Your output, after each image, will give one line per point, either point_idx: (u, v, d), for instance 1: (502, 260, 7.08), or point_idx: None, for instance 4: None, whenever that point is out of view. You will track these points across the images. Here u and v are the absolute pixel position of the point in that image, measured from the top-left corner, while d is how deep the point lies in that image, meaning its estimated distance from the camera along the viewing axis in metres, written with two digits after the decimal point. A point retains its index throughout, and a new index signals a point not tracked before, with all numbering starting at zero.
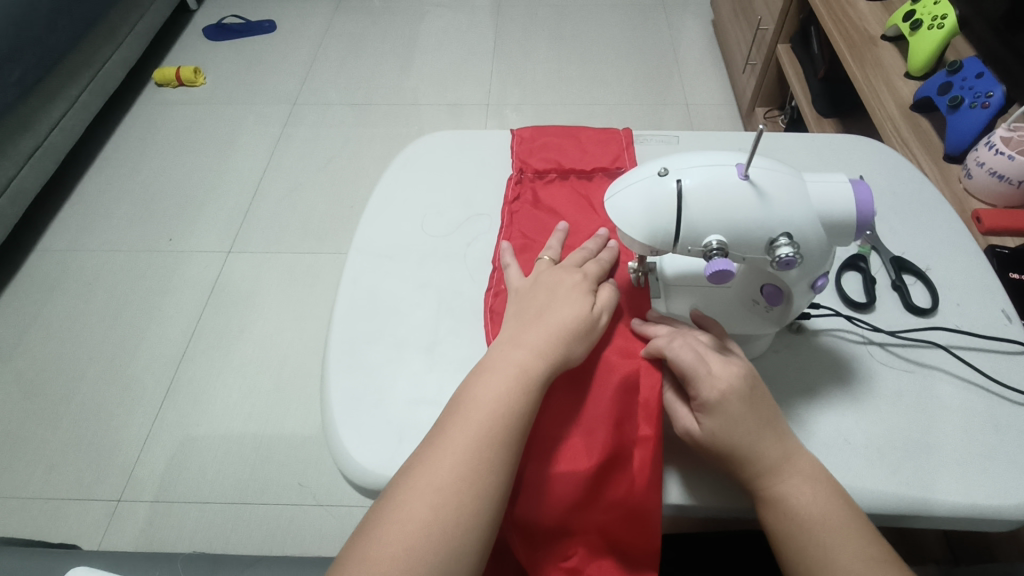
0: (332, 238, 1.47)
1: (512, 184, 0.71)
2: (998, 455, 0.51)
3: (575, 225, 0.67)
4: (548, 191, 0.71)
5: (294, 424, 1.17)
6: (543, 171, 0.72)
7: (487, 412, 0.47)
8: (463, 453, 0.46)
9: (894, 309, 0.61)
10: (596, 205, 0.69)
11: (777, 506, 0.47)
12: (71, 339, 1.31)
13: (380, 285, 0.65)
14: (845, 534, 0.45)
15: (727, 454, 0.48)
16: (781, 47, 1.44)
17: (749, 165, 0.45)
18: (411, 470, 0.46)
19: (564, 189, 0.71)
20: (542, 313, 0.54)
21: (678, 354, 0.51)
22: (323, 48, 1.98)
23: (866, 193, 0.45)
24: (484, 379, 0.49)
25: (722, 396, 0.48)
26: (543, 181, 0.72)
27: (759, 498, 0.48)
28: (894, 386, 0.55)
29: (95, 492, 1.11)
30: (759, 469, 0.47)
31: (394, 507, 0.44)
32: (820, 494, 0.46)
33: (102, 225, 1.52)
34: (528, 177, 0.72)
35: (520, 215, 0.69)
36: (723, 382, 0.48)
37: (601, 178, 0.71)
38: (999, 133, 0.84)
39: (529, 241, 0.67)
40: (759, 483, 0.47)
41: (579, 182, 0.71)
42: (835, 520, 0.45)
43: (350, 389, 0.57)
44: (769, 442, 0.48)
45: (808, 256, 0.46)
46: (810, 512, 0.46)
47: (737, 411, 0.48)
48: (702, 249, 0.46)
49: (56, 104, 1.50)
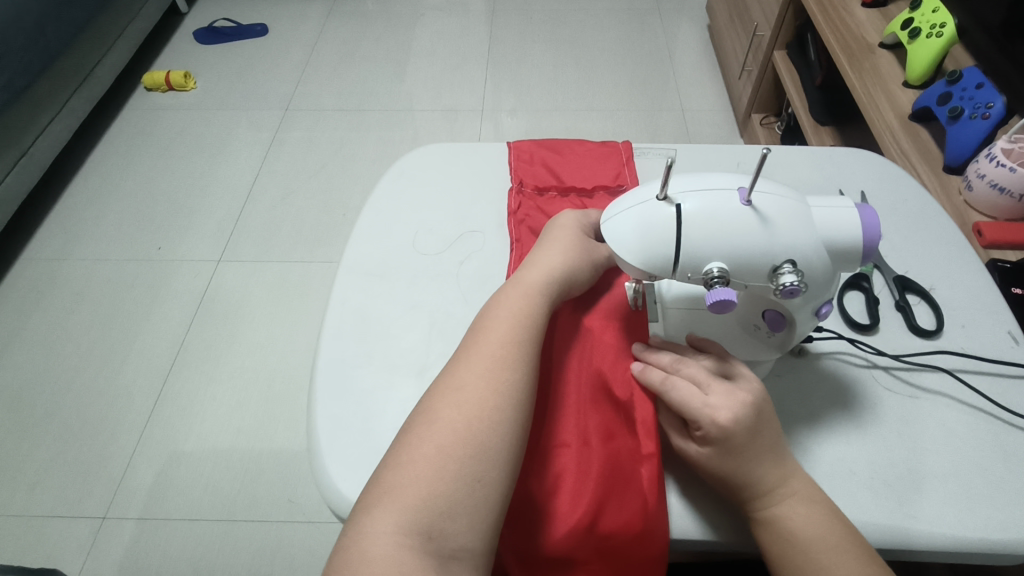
0: (324, 246, 1.45)
1: (512, 196, 0.71)
2: (1007, 486, 0.49)
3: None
4: (548, 205, 0.70)
5: (284, 439, 1.15)
6: (543, 187, 0.71)
7: (463, 420, 0.45)
8: (434, 466, 0.43)
9: (898, 330, 0.59)
10: None
11: (772, 531, 0.45)
12: (57, 350, 1.28)
13: (370, 305, 0.63)
14: (846, 557, 0.43)
15: (726, 478, 0.46)
16: (778, 54, 1.42)
17: (751, 191, 0.43)
18: (398, 457, 0.45)
19: (565, 205, 0.70)
20: (516, 282, 0.55)
21: (676, 385, 0.49)
22: (316, 53, 1.96)
23: (872, 217, 0.44)
24: (455, 389, 0.47)
25: (722, 425, 0.45)
26: (544, 197, 0.71)
27: (756, 522, 0.46)
28: (898, 413, 0.54)
29: (80, 510, 1.08)
30: (756, 493, 0.46)
31: (367, 527, 0.42)
32: (819, 516, 0.45)
33: (89, 232, 1.50)
34: (528, 192, 0.71)
35: (522, 231, 0.68)
36: (723, 411, 0.46)
37: (604, 196, 0.70)
38: (999, 145, 0.83)
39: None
40: (757, 507, 0.46)
41: (581, 199, 0.70)
42: (833, 542, 0.43)
43: (337, 416, 0.55)
44: (767, 466, 0.46)
45: (813, 283, 0.44)
46: (808, 535, 0.44)
47: (741, 438, 0.45)
48: (702, 277, 0.44)
49: (44, 110, 1.47)
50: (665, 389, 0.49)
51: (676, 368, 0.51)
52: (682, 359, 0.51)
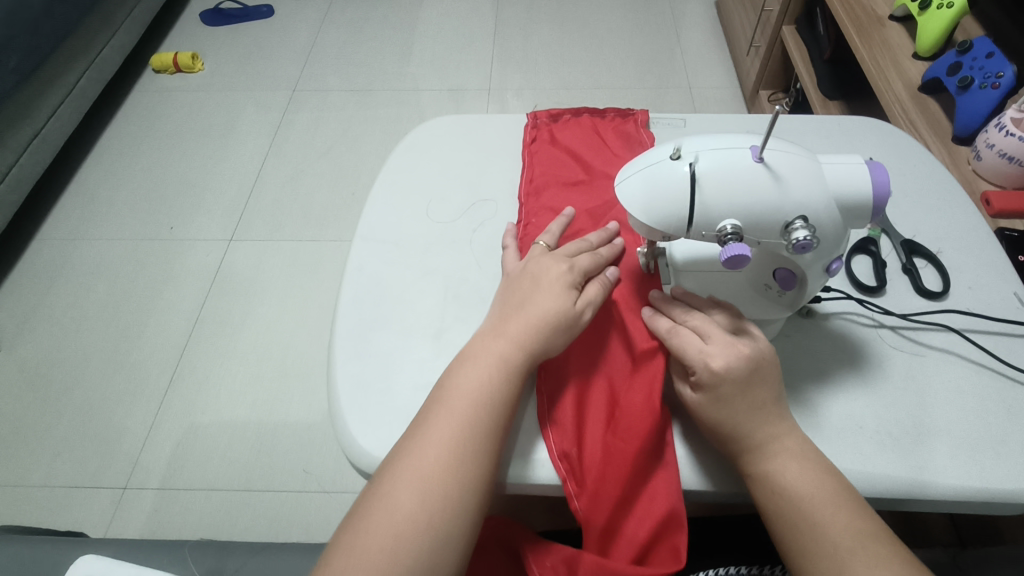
0: (334, 224, 1.46)
1: (529, 129, 0.74)
2: (1010, 440, 0.50)
3: (594, 164, 0.70)
4: (563, 132, 0.73)
5: (297, 412, 1.17)
6: (558, 114, 0.74)
7: (468, 402, 0.48)
8: (443, 444, 0.46)
9: (905, 292, 0.60)
10: (607, 141, 0.72)
11: (765, 484, 0.46)
12: (74, 327, 1.31)
13: (385, 271, 0.64)
14: (833, 507, 0.44)
15: (718, 429, 0.48)
16: (787, 29, 1.42)
17: (764, 148, 0.44)
18: (414, 438, 0.47)
19: (579, 127, 0.74)
20: (523, 306, 0.53)
21: (679, 333, 0.51)
22: (322, 33, 1.96)
23: (882, 175, 0.45)
24: (464, 369, 0.50)
25: (714, 370, 0.47)
26: (558, 124, 0.74)
27: (749, 475, 0.47)
28: (905, 370, 0.55)
29: (101, 480, 1.11)
30: (746, 446, 0.47)
31: (380, 497, 0.45)
32: (813, 471, 0.45)
33: (102, 213, 1.52)
34: (543, 122, 0.74)
35: (540, 154, 0.71)
36: (718, 358, 0.48)
37: (616, 118, 0.74)
38: (1010, 114, 0.83)
39: (549, 178, 0.69)
40: (747, 460, 0.47)
41: (593, 120, 0.74)
42: (826, 498, 0.44)
43: (358, 375, 0.57)
44: (759, 420, 0.47)
45: (824, 239, 0.45)
46: (798, 489, 0.45)
47: (732, 389, 0.47)
48: (716, 234, 0.45)
49: (54, 91, 1.49)
50: (669, 337, 0.51)
51: (684, 318, 0.52)
52: (692, 311, 0.52)
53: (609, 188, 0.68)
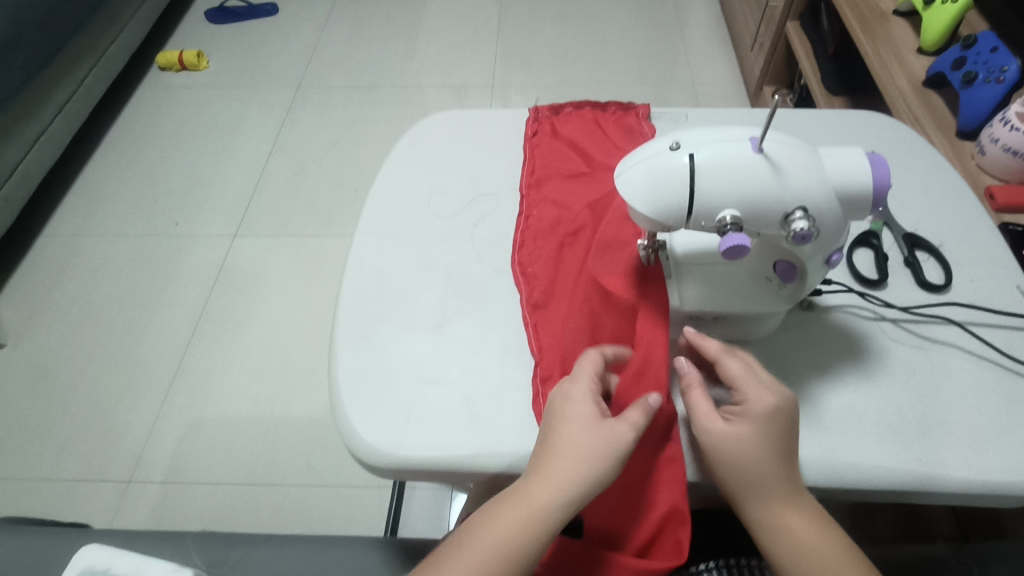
0: (337, 221, 1.46)
1: (530, 123, 0.74)
2: (1010, 432, 0.50)
3: (595, 156, 0.70)
4: (564, 124, 0.73)
5: (301, 407, 1.18)
6: (559, 107, 0.75)
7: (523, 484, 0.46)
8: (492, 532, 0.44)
9: (907, 285, 0.60)
10: (609, 134, 0.72)
11: (778, 534, 0.45)
12: (80, 323, 1.32)
13: (386, 264, 0.65)
14: (837, 571, 0.43)
15: (754, 469, 0.46)
16: (791, 25, 1.42)
17: (763, 139, 0.44)
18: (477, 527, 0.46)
19: (581, 120, 0.74)
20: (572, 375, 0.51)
21: (730, 365, 0.49)
22: (326, 31, 1.96)
23: (882, 165, 0.45)
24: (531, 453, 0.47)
25: (770, 409, 0.46)
26: (559, 117, 0.74)
27: (763, 522, 0.45)
28: (906, 363, 0.55)
29: (106, 474, 1.12)
30: (779, 490, 0.45)
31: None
32: (820, 531, 0.45)
33: (107, 209, 1.52)
34: (544, 115, 0.75)
35: (541, 147, 0.72)
36: (772, 397, 0.47)
37: (617, 112, 0.74)
38: (1014, 108, 0.82)
39: (550, 170, 0.70)
40: (768, 506, 0.45)
41: (594, 113, 0.74)
42: (837, 562, 0.44)
43: (359, 368, 0.57)
44: (793, 472, 0.46)
45: (823, 230, 0.45)
46: (813, 546, 0.44)
47: (778, 432, 0.46)
48: (715, 225, 0.45)
49: (60, 89, 1.49)
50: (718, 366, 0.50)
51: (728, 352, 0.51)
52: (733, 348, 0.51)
53: (610, 180, 0.68)
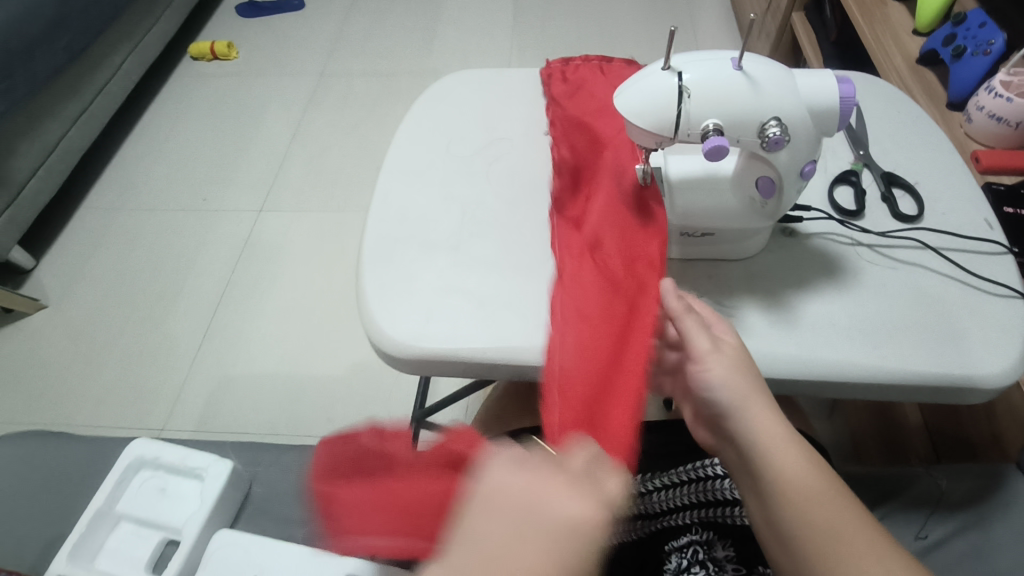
0: (358, 197, 1.54)
1: (543, 71, 0.81)
2: (968, 337, 0.56)
3: (599, 96, 0.76)
4: (573, 72, 0.80)
5: (322, 366, 1.24)
6: (569, 59, 0.82)
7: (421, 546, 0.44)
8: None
9: (884, 218, 0.65)
10: (613, 80, 0.79)
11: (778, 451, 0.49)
12: (116, 287, 1.40)
13: (409, 197, 0.71)
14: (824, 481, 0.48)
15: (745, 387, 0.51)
16: (795, 15, 1.48)
17: (742, 58, 0.50)
18: None
19: (588, 69, 0.80)
20: None
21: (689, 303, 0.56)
22: (349, 24, 2.05)
23: (849, 86, 0.51)
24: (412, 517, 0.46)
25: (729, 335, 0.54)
26: (569, 66, 0.81)
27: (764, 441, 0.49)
28: (878, 280, 0.60)
29: (140, 423, 1.20)
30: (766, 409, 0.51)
31: None
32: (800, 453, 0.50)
33: (142, 185, 1.61)
34: (555, 65, 0.82)
35: (551, 89, 0.78)
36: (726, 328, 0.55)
37: (621, 64, 0.81)
38: (999, 77, 0.87)
39: (559, 108, 0.76)
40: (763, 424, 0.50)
41: (600, 64, 0.81)
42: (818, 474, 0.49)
43: (383, 282, 0.64)
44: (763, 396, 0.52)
45: (796, 140, 0.51)
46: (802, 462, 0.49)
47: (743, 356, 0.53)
48: (700, 134, 0.51)
49: (100, 71, 1.59)
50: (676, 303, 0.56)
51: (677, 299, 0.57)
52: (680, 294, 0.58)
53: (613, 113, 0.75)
